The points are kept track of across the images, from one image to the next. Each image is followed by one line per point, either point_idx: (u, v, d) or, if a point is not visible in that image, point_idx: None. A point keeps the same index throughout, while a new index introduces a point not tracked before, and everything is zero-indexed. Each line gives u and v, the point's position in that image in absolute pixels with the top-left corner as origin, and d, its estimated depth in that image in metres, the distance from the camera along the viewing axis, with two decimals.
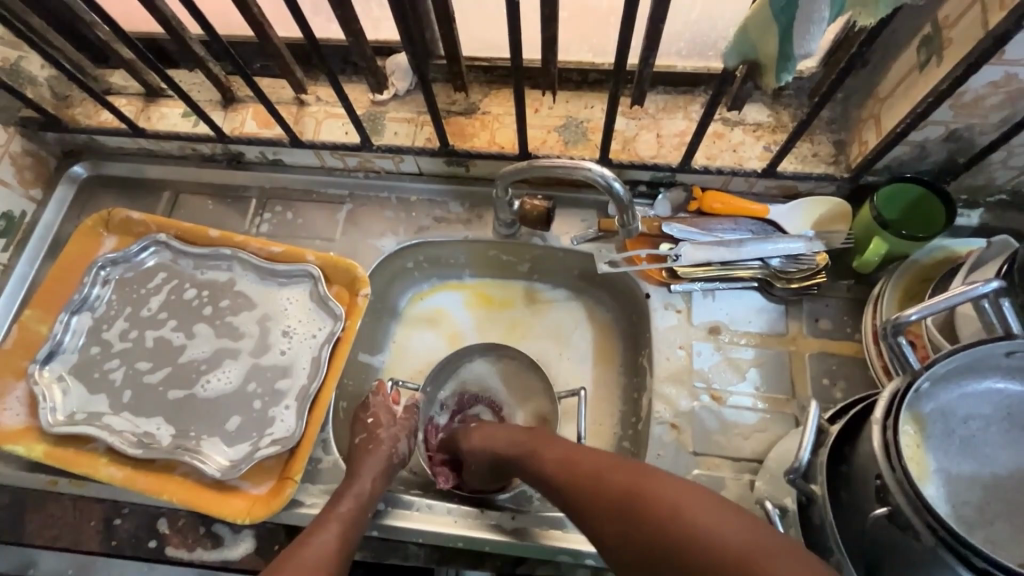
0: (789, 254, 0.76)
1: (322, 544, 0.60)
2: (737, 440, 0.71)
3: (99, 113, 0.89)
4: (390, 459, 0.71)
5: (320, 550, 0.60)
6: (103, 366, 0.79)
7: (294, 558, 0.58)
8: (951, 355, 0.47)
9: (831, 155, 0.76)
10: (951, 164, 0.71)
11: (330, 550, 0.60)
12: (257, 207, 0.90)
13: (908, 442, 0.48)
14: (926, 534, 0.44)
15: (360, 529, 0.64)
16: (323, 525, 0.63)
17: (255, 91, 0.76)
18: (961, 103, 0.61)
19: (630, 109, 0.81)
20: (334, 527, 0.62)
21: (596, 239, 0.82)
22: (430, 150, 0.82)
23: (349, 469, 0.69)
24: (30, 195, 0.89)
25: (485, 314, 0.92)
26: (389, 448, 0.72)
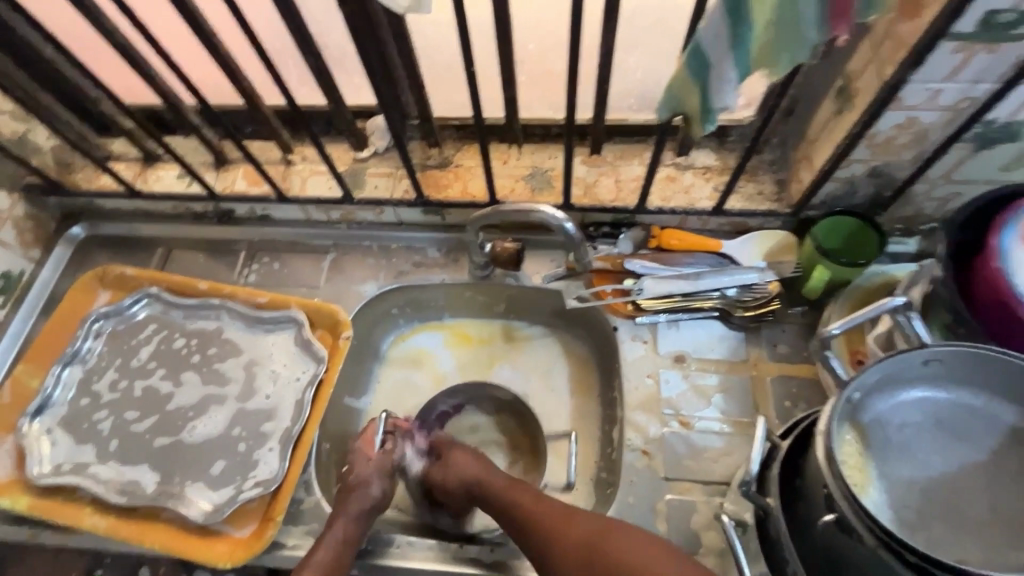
0: (743, 284, 0.81)
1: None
2: (706, 463, 0.74)
3: (99, 178, 0.96)
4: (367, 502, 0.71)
5: None
6: (92, 417, 0.81)
7: None
8: (876, 365, 0.51)
9: (775, 193, 0.83)
10: (880, 197, 0.77)
11: None
12: (246, 259, 0.96)
13: (848, 449, 0.52)
14: (868, 536, 0.46)
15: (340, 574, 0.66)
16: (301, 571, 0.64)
17: (244, 153, 0.83)
18: (875, 144, 0.68)
19: (590, 158, 0.88)
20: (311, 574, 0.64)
21: (565, 277, 0.87)
22: (408, 201, 0.89)
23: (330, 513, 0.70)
24: (30, 255, 0.94)
25: (465, 352, 0.96)
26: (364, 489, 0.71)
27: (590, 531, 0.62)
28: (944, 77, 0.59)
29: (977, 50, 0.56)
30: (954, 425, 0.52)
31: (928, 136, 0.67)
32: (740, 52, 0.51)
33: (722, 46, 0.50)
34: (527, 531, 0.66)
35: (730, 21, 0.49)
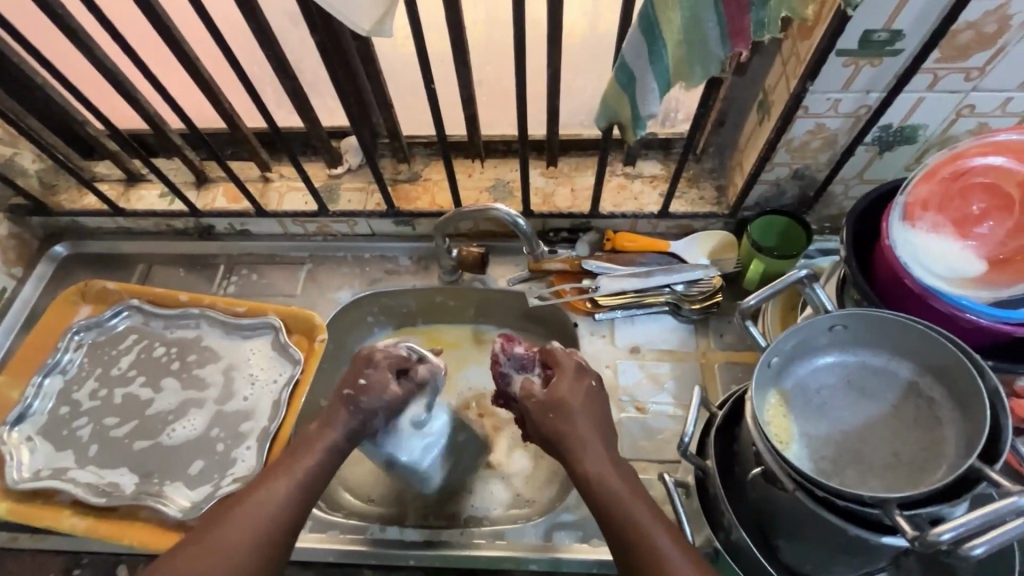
0: (691, 279, 0.88)
1: (264, 499, 0.61)
2: (661, 444, 0.80)
3: (83, 198, 1.00)
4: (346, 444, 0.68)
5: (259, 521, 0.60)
6: (71, 424, 0.84)
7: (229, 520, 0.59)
8: (788, 334, 0.57)
9: (715, 197, 0.92)
10: (806, 198, 0.86)
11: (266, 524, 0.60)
12: (225, 272, 1.01)
13: (771, 410, 0.58)
14: (788, 482, 0.52)
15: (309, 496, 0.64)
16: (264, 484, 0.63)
17: (225, 170, 0.89)
18: (793, 148, 0.77)
19: (548, 170, 0.96)
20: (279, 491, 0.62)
21: (527, 279, 0.94)
22: (380, 212, 0.95)
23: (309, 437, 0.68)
24: (12, 273, 0.97)
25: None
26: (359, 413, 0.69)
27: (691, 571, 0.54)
28: (840, 88, 0.69)
29: (862, 64, 0.66)
30: (862, 385, 0.58)
31: (837, 140, 0.76)
32: (658, 67, 0.59)
33: (643, 62, 0.59)
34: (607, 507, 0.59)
35: (646, 39, 0.57)
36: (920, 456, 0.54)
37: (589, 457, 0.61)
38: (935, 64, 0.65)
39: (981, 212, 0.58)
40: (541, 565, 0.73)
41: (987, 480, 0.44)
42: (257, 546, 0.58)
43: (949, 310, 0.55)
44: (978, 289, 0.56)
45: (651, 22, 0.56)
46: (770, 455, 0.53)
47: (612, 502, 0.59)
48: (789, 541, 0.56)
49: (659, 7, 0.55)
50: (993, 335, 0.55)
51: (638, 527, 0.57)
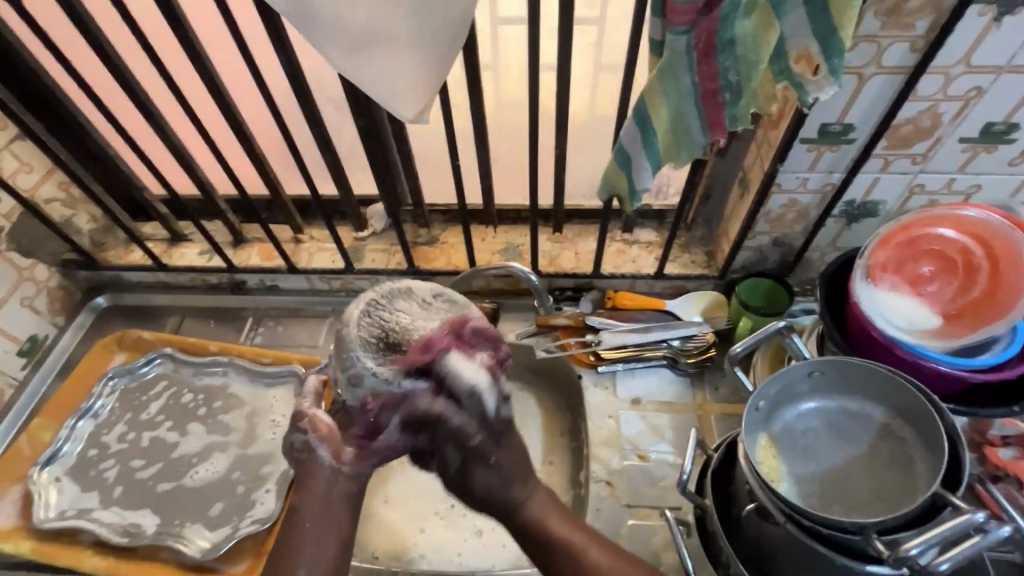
0: (685, 336, 0.96)
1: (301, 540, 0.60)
2: (661, 491, 0.84)
3: (127, 254, 1.09)
4: (334, 480, 0.62)
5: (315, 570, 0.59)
6: (99, 465, 0.88)
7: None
8: (773, 379, 0.64)
9: (705, 261, 1.02)
10: (787, 263, 0.96)
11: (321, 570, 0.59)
12: (252, 324, 1.09)
13: (760, 450, 0.64)
14: (779, 515, 0.56)
15: (334, 517, 0.61)
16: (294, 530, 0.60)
17: (265, 231, 0.99)
18: (772, 219, 0.88)
19: (555, 235, 1.06)
20: (309, 521, 0.60)
21: (535, 333, 1.01)
22: (401, 271, 1.04)
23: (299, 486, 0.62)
24: (55, 321, 1.05)
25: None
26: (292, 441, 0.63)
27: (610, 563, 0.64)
28: (807, 168, 0.80)
29: (824, 150, 0.77)
30: (840, 427, 0.65)
31: (809, 212, 0.87)
32: (649, 151, 0.70)
33: (637, 145, 0.70)
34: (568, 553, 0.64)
35: (639, 129, 0.69)
36: (895, 492, 0.59)
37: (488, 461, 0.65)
38: (884, 151, 0.77)
39: (930, 274, 0.67)
40: None
41: (950, 505, 0.50)
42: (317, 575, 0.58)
43: (913, 358, 0.63)
44: (935, 339, 0.64)
45: (643, 116, 0.68)
46: (762, 491, 0.58)
47: (563, 546, 0.64)
48: None
49: (649, 104, 0.67)
50: (951, 381, 0.63)
51: (564, 536, 0.65)
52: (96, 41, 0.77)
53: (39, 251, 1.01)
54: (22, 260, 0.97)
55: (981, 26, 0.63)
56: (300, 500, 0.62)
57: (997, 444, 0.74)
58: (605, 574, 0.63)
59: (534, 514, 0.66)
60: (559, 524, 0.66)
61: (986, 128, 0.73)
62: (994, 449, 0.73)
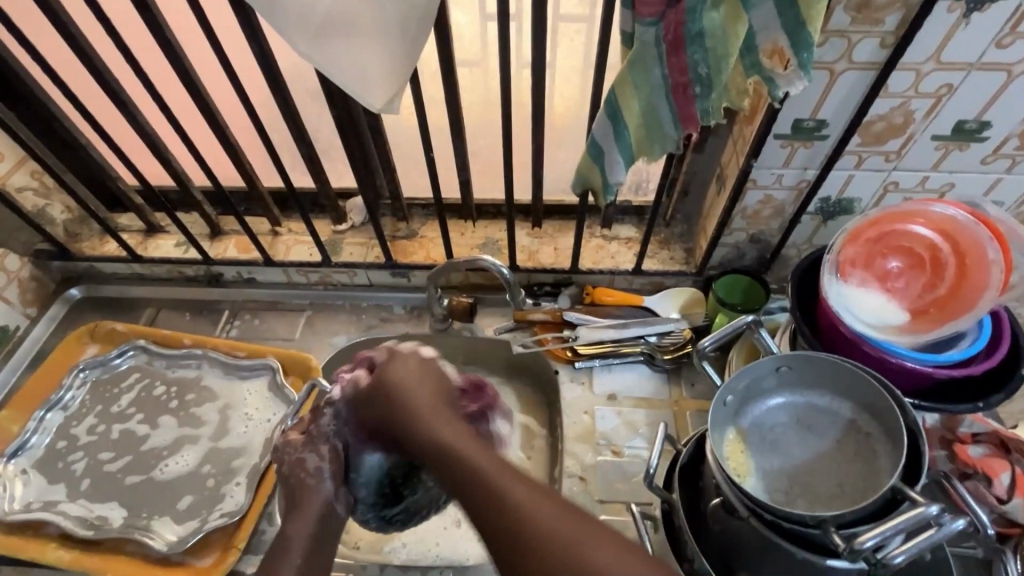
0: (662, 332, 0.95)
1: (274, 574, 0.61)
2: (634, 486, 0.84)
3: (102, 245, 1.08)
4: (328, 516, 0.66)
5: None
6: (67, 458, 0.87)
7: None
8: (740, 374, 0.63)
9: (684, 258, 1.02)
10: (765, 260, 0.96)
11: None
12: (229, 317, 1.08)
13: (728, 445, 0.64)
14: (743, 510, 0.56)
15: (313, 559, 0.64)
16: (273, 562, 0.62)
17: (241, 223, 0.98)
18: (748, 215, 0.88)
19: (534, 230, 1.06)
20: (294, 558, 0.62)
21: (512, 328, 1.00)
22: (379, 264, 1.03)
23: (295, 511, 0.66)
24: (27, 312, 1.03)
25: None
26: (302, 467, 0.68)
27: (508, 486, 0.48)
28: (781, 165, 0.80)
29: (797, 146, 0.77)
30: (808, 422, 0.65)
31: (785, 209, 0.87)
32: (621, 144, 0.70)
33: (609, 139, 0.70)
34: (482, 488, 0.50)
35: (611, 122, 0.68)
36: (861, 487, 0.60)
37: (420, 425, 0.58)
38: (858, 147, 0.77)
39: (898, 269, 0.67)
40: None
41: (908, 500, 0.50)
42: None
43: (879, 354, 0.63)
44: (901, 335, 0.64)
45: (614, 109, 0.67)
46: (727, 486, 0.58)
47: (470, 474, 0.51)
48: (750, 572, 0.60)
49: (620, 97, 0.66)
50: (918, 376, 0.63)
51: (476, 465, 0.51)
52: (63, 26, 0.75)
53: (10, 241, 0.99)
54: None
55: (951, 23, 0.63)
56: (287, 530, 0.65)
57: (967, 441, 0.74)
58: (535, 534, 0.45)
59: (447, 442, 0.55)
60: (479, 451, 0.53)
61: (958, 125, 0.73)
62: (963, 446, 0.73)
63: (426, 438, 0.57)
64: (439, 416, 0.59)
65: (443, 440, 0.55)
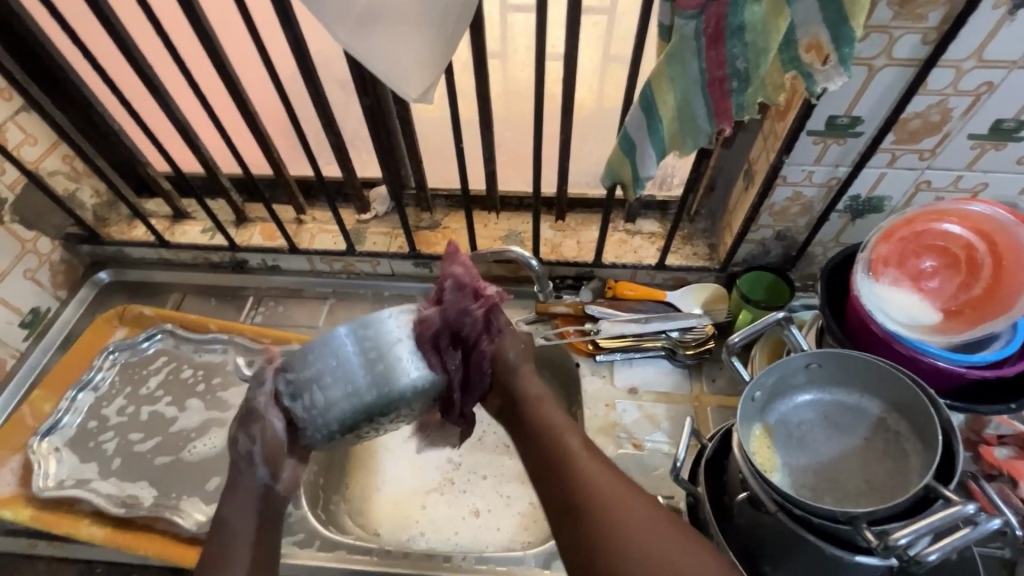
0: (684, 327, 0.96)
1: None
2: (655, 480, 0.84)
3: (130, 230, 1.10)
4: (267, 498, 0.65)
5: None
6: (98, 437, 0.89)
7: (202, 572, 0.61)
8: (770, 370, 0.64)
9: (707, 254, 1.01)
10: (789, 257, 0.96)
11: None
12: (253, 304, 1.09)
13: (755, 440, 0.64)
14: (771, 505, 0.57)
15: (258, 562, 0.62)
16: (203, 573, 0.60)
17: (268, 210, 0.99)
18: (775, 212, 0.88)
19: (557, 224, 1.06)
20: (240, 550, 0.61)
21: (534, 320, 1.01)
22: (402, 254, 1.04)
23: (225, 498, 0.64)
24: (57, 295, 1.05)
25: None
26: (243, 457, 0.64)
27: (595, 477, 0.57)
28: (813, 162, 0.79)
29: (830, 143, 0.77)
30: (837, 420, 0.65)
31: (814, 206, 0.86)
32: (654, 139, 0.70)
33: (642, 132, 0.70)
34: (558, 459, 0.60)
35: (645, 115, 0.68)
36: (891, 485, 0.60)
37: (533, 406, 0.66)
38: (892, 145, 0.76)
39: (932, 269, 0.67)
40: None
41: (941, 498, 0.50)
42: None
43: (911, 353, 0.63)
44: (934, 334, 0.64)
45: (649, 102, 0.67)
46: (755, 480, 0.58)
47: (558, 447, 0.61)
48: (774, 565, 0.61)
49: (656, 90, 0.66)
50: (950, 376, 0.62)
51: (560, 442, 0.61)
52: (101, 11, 0.76)
53: (42, 224, 1.01)
54: (25, 232, 0.97)
55: (995, 19, 0.62)
56: (225, 516, 0.63)
57: (993, 443, 0.73)
58: (590, 492, 0.56)
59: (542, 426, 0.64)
60: (569, 433, 0.62)
61: (996, 124, 0.72)
62: (989, 448, 0.73)
63: (532, 418, 0.65)
64: (548, 401, 0.66)
65: (545, 420, 0.64)
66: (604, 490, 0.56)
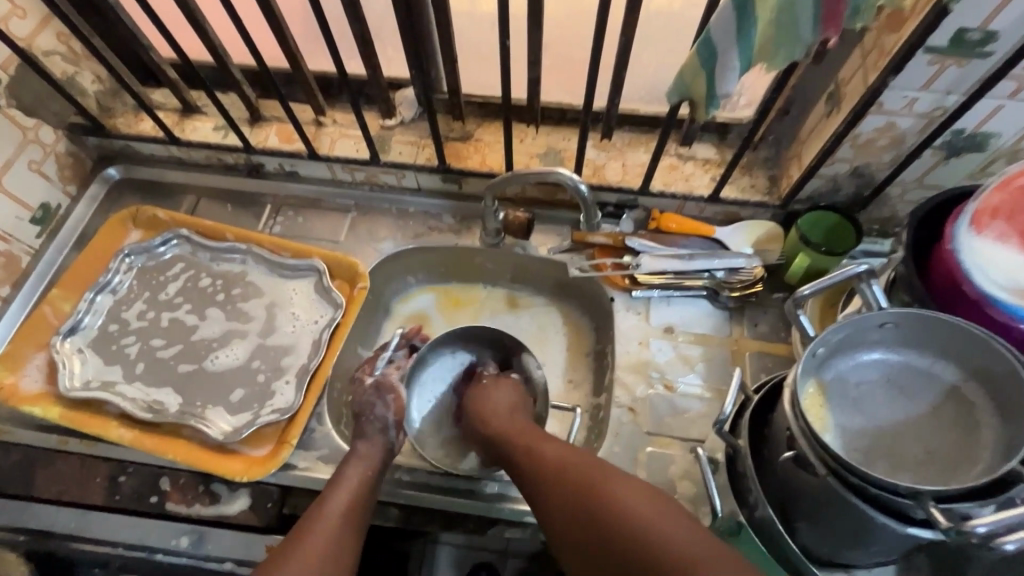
0: (731, 267, 0.89)
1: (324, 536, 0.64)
2: (685, 423, 0.82)
3: (137, 124, 1.02)
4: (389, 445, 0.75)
5: (330, 520, 0.66)
6: (120, 340, 0.87)
7: (307, 523, 0.65)
8: (838, 328, 0.58)
9: (766, 187, 0.91)
10: (860, 197, 0.86)
11: (334, 529, 0.65)
12: (271, 212, 1.02)
13: (808, 398, 0.60)
14: (820, 468, 0.54)
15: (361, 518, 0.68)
16: (317, 523, 0.65)
17: (284, 109, 0.90)
18: (859, 144, 0.77)
19: (601, 142, 0.96)
20: (341, 497, 0.68)
21: (569, 250, 0.95)
22: (430, 167, 0.96)
23: (353, 446, 0.74)
24: (66, 190, 0.99)
25: (456, 314, 1.02)
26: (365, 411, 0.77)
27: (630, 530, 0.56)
28: (920, 86, 0.67)
29: (948, 64, 0.64)
30: (903, 384, 0.60)
31: (905, 140, 0.75)
32: (743, 46, 0.58)
33: (728, 39, 0.58)
34: (582, 499, 0.59)
35: (737, 16, 0.56)
36: (955, 457, 0.55)
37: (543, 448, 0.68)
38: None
39: None
40: None
41: None
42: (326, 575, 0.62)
43: (1004, 320, 0.57)
44: None
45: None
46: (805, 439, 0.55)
47: (574, 479, 0.62)
48: (809, 523, 0.59)
49: None
50: None
51: (576, 471, 0.62)
52: None
53: (42, 111, 0.92)
54: (26, 120, 0.90)
55: None
56: (359, 445, 0.73)
57: None
58: (632, 524, 0.55)
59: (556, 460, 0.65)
60: (578, 461, 0.63)
61: None
62: None
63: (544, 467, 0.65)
64: (536, 433, 0.71)
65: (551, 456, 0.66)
66: (635, 505, 0.56)
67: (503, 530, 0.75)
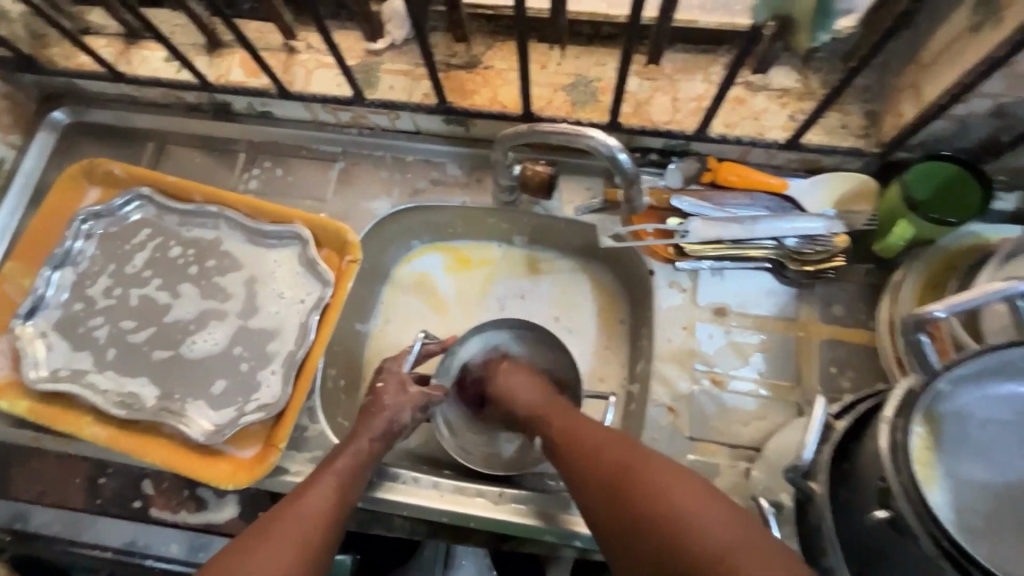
0: (806, 234, 0.71)
1: (318, 496, 0.57)
2: (735, 426, 0.69)
3: (78, 54, 0.85)
4: (391, 425, 0.67)
5: (317, 502, 0.57)
6: (87, 323, 0.77)
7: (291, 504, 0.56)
8: (978, 355, 0.45)
9: (862, 128, 0.71)
10: (994, 142, 0.65)
11: (319, 512, 0.56)
12: (246, 162, 0.86)
13: (920, 444, 0.44)
14: (928, 544, 0.41)
15: (355, 487, 0.61)
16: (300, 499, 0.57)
17: (238, 35, 0.71)
18: (1015, 74, 0.55)
19: (645, 69, 0.75)
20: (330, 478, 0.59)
21: (601, 210, 0.78)
22: (429, 107, 0.77)
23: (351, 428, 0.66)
24: (9, 140, 0.84)
25: (464, 277, 0.88)
26: (391, 415, 0.67)
27: (715, 524, 0.42)
28: None
29: None
30: None
31: None
32: None
33: None
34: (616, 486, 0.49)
35: None
36: None
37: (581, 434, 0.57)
38: None
39: None
40: (586, 542, 0.65)
41: None
42: (316, 540, 0.54)
43: None
44: None
45: None
46: (916, 500, 0.42)
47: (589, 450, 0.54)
48: None
49: None
50: None
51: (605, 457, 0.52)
52: None
53: None
54: None
55: None
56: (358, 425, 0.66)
57: None
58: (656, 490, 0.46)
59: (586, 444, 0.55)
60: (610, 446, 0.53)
61: None
62: None
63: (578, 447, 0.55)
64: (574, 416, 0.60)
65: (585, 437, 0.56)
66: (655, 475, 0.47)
67: (517, 544, 0.69)
